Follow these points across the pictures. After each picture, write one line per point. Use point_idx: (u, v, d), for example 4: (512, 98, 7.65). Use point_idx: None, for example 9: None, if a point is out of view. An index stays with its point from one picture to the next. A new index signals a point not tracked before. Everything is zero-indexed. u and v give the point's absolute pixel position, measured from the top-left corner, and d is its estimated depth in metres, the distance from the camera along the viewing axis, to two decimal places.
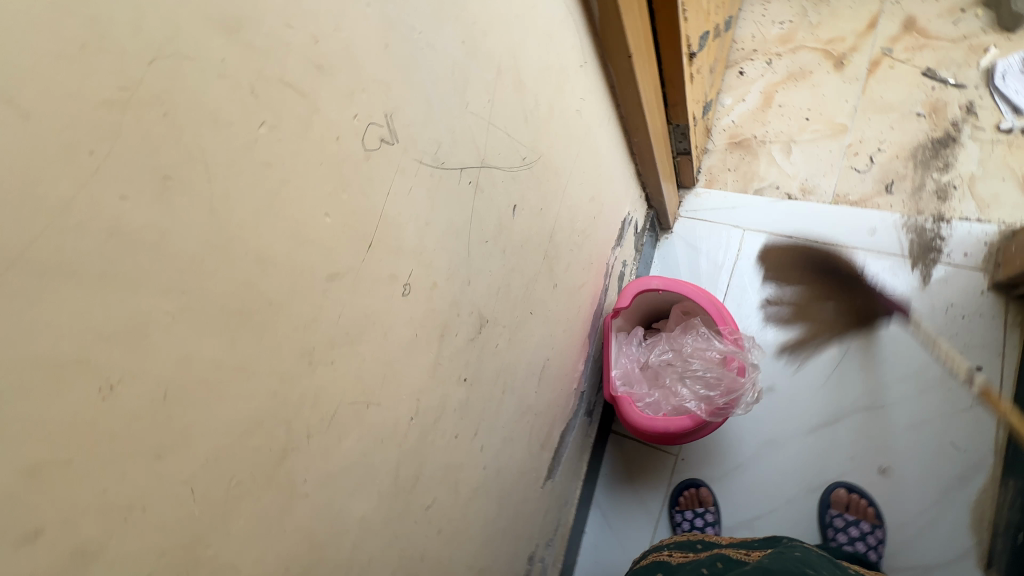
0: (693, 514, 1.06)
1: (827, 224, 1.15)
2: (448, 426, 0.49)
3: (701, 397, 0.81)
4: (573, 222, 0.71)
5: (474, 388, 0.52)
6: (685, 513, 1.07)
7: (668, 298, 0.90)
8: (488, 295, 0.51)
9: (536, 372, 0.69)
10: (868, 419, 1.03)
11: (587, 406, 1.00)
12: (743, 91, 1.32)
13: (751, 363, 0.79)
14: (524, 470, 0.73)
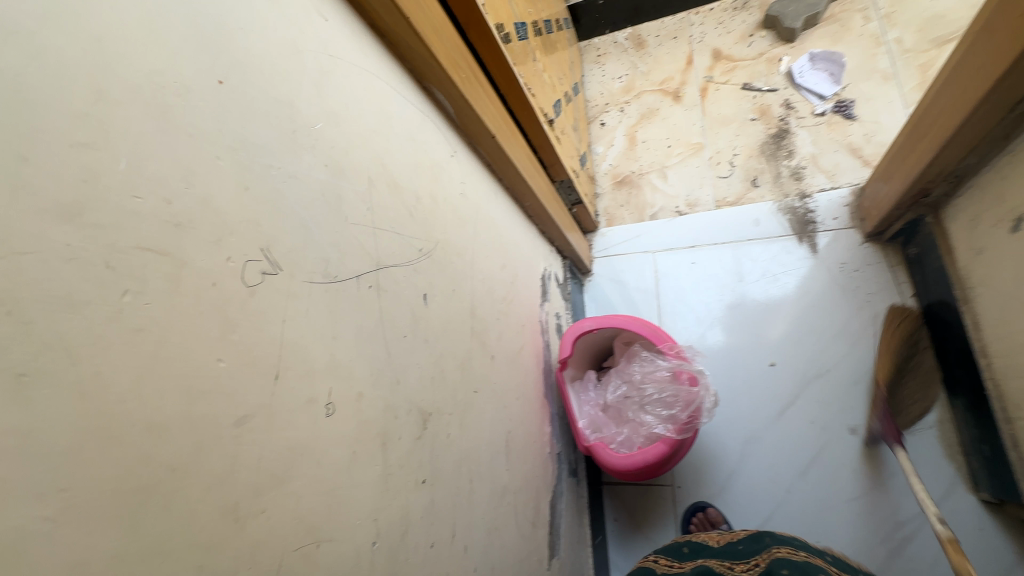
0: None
1: (718, 227, 1.27)
2: (420, 537, 0.46)
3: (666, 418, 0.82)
4: (491, 292, 0.73)
5: (437, 488, 0.50)
6: None
7: (606, 335, 0.93)
8: (423, 388, 0.51)
9: (500, 449, 0.67)
10: (821, 387, 1.08)
11: (569, 466, 0.98)
12: (609, 138, 1.50)
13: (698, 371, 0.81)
14: (521, 557, 0.69)
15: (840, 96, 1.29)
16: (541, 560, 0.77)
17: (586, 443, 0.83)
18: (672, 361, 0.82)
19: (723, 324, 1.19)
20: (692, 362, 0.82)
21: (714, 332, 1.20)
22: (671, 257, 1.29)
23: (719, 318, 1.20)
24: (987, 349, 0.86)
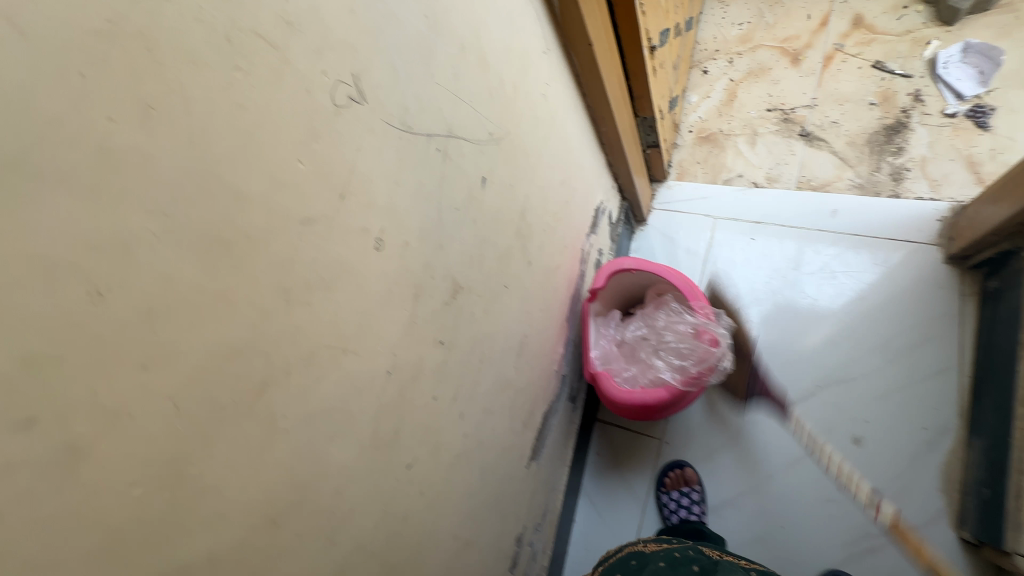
0: (680, 494, 1.08)
1: (791, 209, 1.22)
2: (428, 387, 0.51)
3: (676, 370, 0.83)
4: (545, 202, 0.74)
5: (452, 353, 0.55)
6: (671, 493, 1.09)
7: (642, 281, 0.93)
8: (461, 262, 0.54)
9: (514, 346, 0.71)
10: (839, 391, 1.07)
11: (570, 391, 1.03)
12: (707, 88, 1.40)
13: (722, 334, 0.80)
14: (506, 445, 0.75)
15: (981, 100, 1.15)
16: (523, 457, 0.83)
17: (593, 372, 0.86)
18: (700, 317, 0.83)
19: (762, 308, 1.17)
20: (719, 325, 0.83)
21: (749, 312, 1.18)
22: (731, 227, 1.25)
23: (759, 300, 1.18)
24: None
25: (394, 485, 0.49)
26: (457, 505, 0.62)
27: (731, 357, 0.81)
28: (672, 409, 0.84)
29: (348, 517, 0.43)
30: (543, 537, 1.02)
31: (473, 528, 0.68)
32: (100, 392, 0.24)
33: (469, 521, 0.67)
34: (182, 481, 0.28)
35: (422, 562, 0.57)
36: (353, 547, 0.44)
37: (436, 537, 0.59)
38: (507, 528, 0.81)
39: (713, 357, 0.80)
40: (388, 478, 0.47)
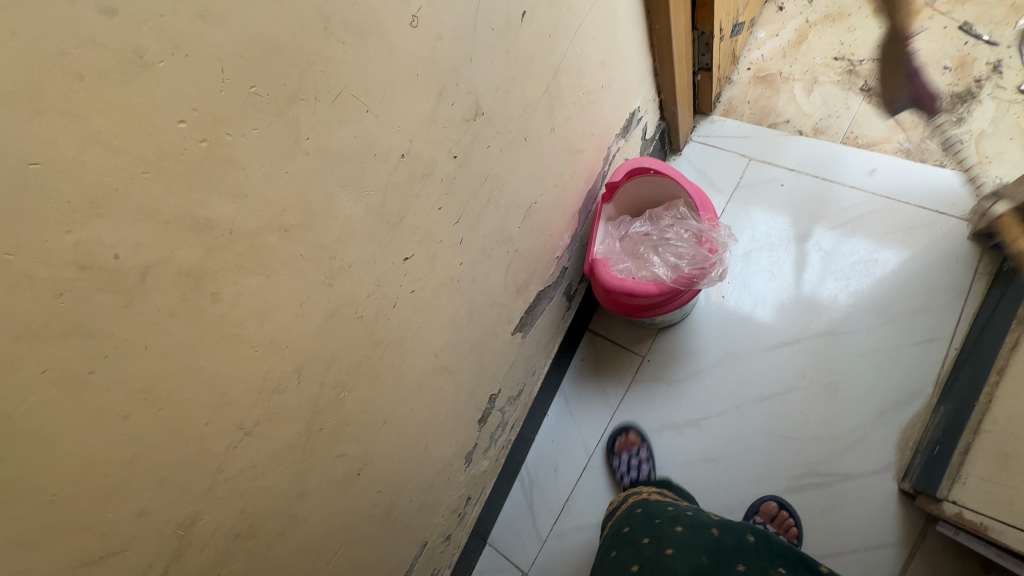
0: (630, 456, 1.11)
1: (830, 162, 1.19)
2: (434, 194, 0.56)
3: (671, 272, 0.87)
4: (580, 74, 0.76)
5: (462, 175, 0.59)
6: (622, 458, 1.12)
7: (659, 191, 0.95)
8: (486, 87, 0.57)
9: (521, 206, 0.76)
10: (825, 342, 1.09)
11: (567, 286, 1.07)
12: (778, 26, 1.35)
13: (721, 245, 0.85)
14: (497, 299, 0.81)
15: None
16: (510, 323, 0.89)
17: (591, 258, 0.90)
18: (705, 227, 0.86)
19: (773, 253, 1.18)
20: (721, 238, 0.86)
21: (759, 255, 1.19)
22: (765, 169, 1.24)
23: (773, 245, 1.19)
24: (1005, 367, 0.82)
25: (390, 268, 0.54)
26: (442, 326, 0.69)
27: (724, 269, 0.85)
28: (658, 309, 0.89)
29: (346, 271, 0.49)
30: (514, 413, 1.10)
31: (452, 360, 0.76)
32: (164, 18, 0.29)
33: (449, 349, 0.74)
34: (217, 141, 0.34)
35: (402, 359, 0.64)
36: (345, 302, 0.50)
37: (418, 343, 0.66)
38: (483, 381, 0.88)
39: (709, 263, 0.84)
40: (385, 258, 0.53)
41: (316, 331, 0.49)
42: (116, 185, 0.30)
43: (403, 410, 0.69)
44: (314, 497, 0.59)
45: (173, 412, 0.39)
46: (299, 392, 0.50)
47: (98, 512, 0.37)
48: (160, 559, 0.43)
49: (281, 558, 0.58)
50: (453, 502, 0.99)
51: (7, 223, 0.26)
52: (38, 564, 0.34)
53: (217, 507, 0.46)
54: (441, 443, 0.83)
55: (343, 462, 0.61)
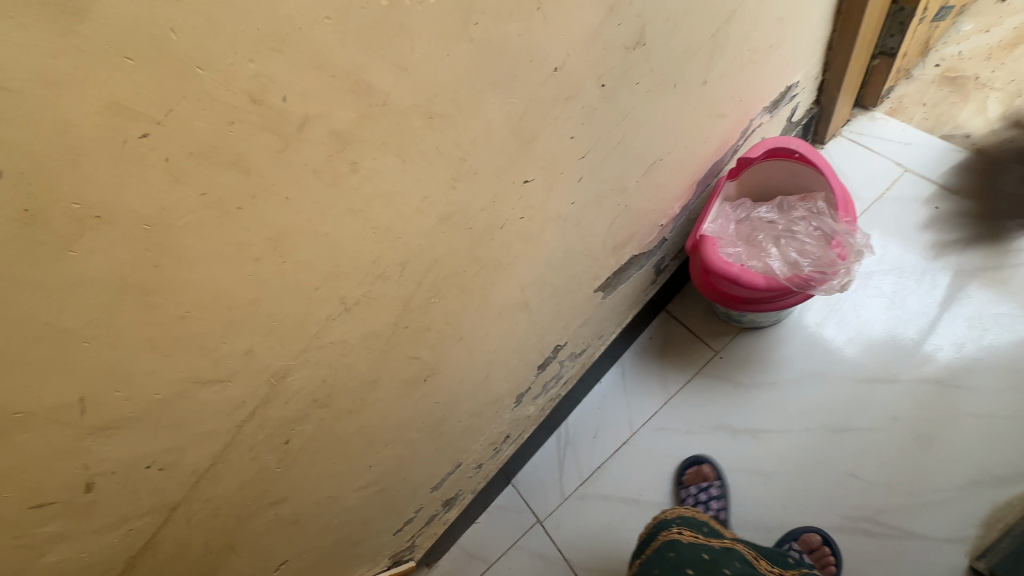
0: (699, 490, 1.03)
1: (1003, 196, 1.03)
2: (571, 120, 0.53)
3: (788, 267, 0.80)
4: (755, 25, 0.67)
5: (604, 107, 0.55)
6: (690, 488, 1.04)
7: (796, 178, 0.86)
8: (658, 15, 0.52)
9: (647, 159, 0.70)
10: (932, 391, 0.98)
11: (661, 258, 1.01)
12: (992, 21, 1.13)
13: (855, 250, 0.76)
14: (592, 251, 0.78)
15: None
16: (596, 279, 0.86)
17: (701, 232, 0.84)
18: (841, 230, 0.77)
19: (899, 280, 1.05)
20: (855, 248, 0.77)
21: (882, 279, 1.06)
22: (919, 186, 1.08)
23: (902, 271, 1.05)
24: None
25: (508, 188, 0.53)
26: (534, 263, 0.67)
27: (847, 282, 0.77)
28: (760, 305, 0.82)
29: (470, 177, 0.48)
30: (571, 371, 1.08)
31: (534, 299, 0.74)
32: None
33: (533, 288, 0.72)
34: (397, 6, 0.33)
35: (492, 284, 0.63)
36: (461, 209, 0.50)
37: (508, 274, 0.64)
38: (554, 330, 0.87)
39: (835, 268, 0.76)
40: (508, 175, 0.51)
41: (429, 231, 0.48)
42: (301, 24, 0.29)
43: (478, 334, 0.69)
44: (382, 388, 0.61)
45: (294, 270, 0.40)
46: (398, 286, 0.51)
47: (215, 340, 0.39)
48: (252, 400, 0.46)
49: (343, 434, 0.61)
50: (493, 435, 1.01)
51: (205, 35, 0.27)
52: (161, 369, 0.38)
53: (306, 370, 0.49)
54: (499, 377, 0.84)
55: (414, 365, 0.63)
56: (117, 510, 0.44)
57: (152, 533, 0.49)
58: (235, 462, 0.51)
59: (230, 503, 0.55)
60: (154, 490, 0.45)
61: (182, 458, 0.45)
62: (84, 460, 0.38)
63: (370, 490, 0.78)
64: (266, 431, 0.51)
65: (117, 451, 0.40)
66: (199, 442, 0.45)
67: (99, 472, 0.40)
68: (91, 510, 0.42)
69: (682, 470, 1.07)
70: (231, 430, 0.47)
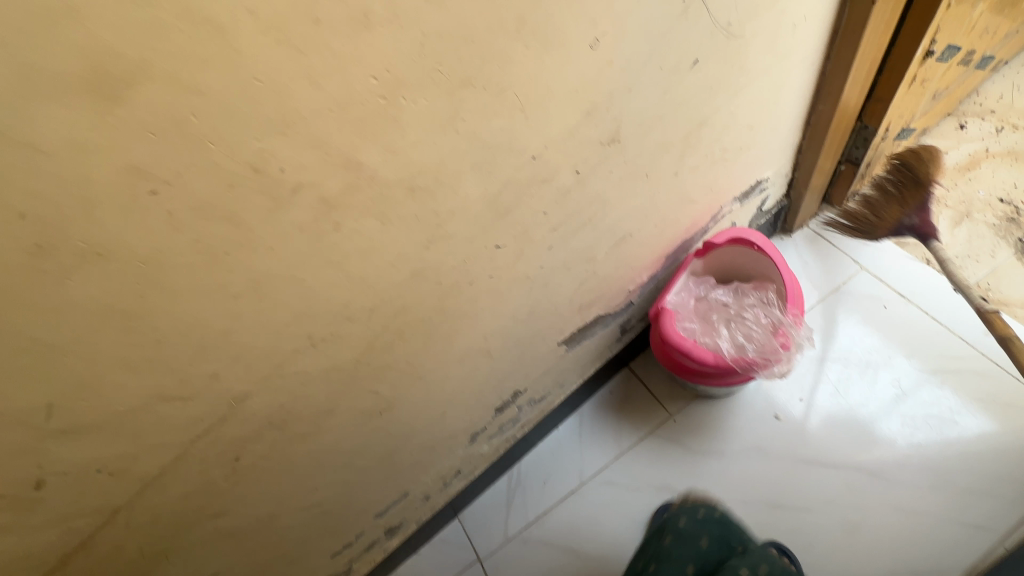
0: None
1: (944, 305, 1.12)
2: (545, 198, 0.58)
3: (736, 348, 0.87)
4: (726, 129, 0.74)
5: (578, 190, 0.61)
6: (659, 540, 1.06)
7: (752, 266, 0.93)
8: (633, 118, 0.58)
9: (617, 234, 0.76)
10: (865, 481, 1.03)
11: (627, 320, 1.06)
12: (951, 144, 1.24)
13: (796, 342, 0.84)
14: (559, 309, 0.83)
15: None
16: (561, 334, 0.90)
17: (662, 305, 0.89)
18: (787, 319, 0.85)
19: (845, 370, 1.12)
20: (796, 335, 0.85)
21: (830, 366, 1.13)
22: (872, 285, 1.17)
23: (848, 361, 1.12)
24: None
25: (480, 251, 0.58)
26: (501, 315, 0.72)
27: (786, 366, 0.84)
28: (706, 380, 0.88)
29: (445, 240, 0.53)
30: (529, 415, 1.12)
31: (497, 347, 0.79)
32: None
33: (497, 338, 0.76)
34: (392, 103, 0.38)
35: (457, 331, 0.67)
36: (433, 265, 0.54)
37: (474, 323, 0.69)
38: (515, 376, 0.91)
39: (776, 356, 0.83)
40: (481, 240, 0.56)
41: (400, 282, 0.53)
42: (305, 114, 0.34)
43: (439, 375, 0.73)
44: (338, 417, 0.64)
45: (268, 308, 0.44)
46: (365, 327, 0.55)
47: (185, 362, 0.43)
48: (210, 419, 0.49)
49: (294, 456, 0.64)
50: (445, 469, 1.03)
51: (221, 119, 0.31)
52: (129, 384, 0.41)
53: (265, 394, 0.52)
54: (456, 415, 0.87)
55: (373, 397, 0.66)
56: (61, 507, 0.46)
57: (90, 532, 0.51)
58: (184, 473, 0.53)
59: (172, 511, 0.56)
60: (100, 492, 0.47)
61: (133, 465, 0.48)
62: (40, 460, 0.41)
63: (314, 510, 0.79)
64: (219, 447, 0.53)
65: (73, 453, 0.42)
66: (152, 452, 0.48)
67: (51, 472, 0.42)
68: (37, 506, 0.44)
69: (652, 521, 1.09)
70: (185, 443, 0.50)
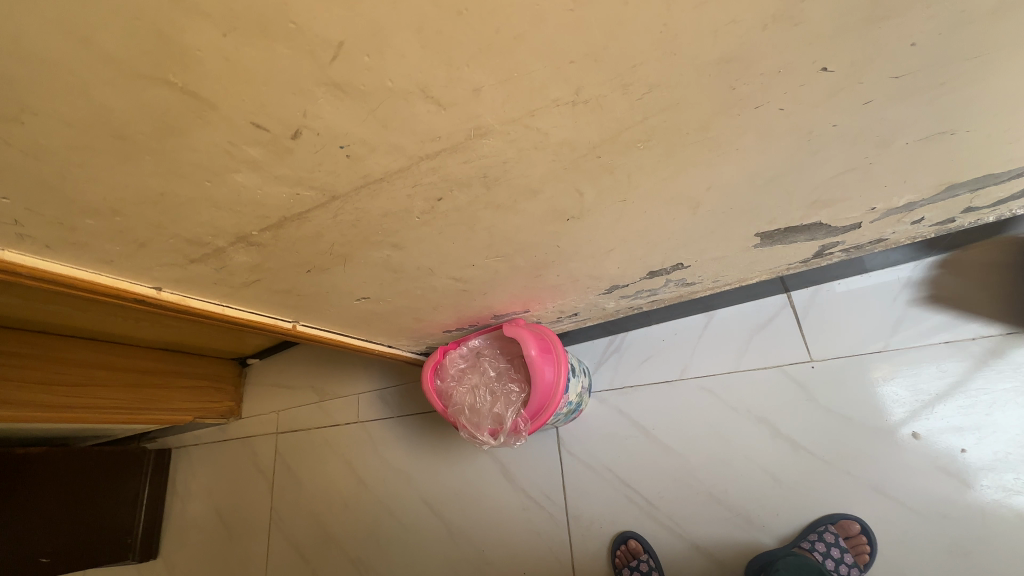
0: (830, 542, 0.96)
1: None
2: (933, 20, 0.40)
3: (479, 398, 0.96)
4: None
5: (977, 28, 0.42)
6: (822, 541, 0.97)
7: (547, 349, 0.92)
8: None
9: (941, 125, 0.57)
10: (1006, 520, 0.89)
11: (831, 243, 0.90)
12: None
13: (505, 433, 0.92)
14: (793, 194, 0.68)
15: None
16: (767, 225, 0.78)
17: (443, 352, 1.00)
18: (507, 419, 0.92)
19: None
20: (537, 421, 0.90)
21: None
22: None
23: None
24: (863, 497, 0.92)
25: (799, 67, 0.44)
26: (740, 170, 0.60)
27: (536, 427, 0.90)
28: (477, 395, 0.97)
29: (787, 27, 0.39)
30: (667, 293, 1.05)
31: (706, 205, 0.68)
32: None
33: (712, 196, 0.66)
34: None
35: (693, 163, 0.57)
36: (745, 59, 0.42)
37: (712, 164, 0.58)
38: (691, 247, 0.82)
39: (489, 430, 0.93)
40: (816, 49, 0.42)
41: (700, 66, 0.42)
42: None
43: (639, 207, 0.65)
44: (536, 203, 0.60)
45: (570, 25, 0.36)
46: (628, 108, 0.46)
47: (464, 59, 0.37)
48: (445, 142, 0.46)
49: (479, 223, 0.62)
50: (567, 306, 1.03)
51: None
52: (409, 58, 0.36)
53: (500, 141, 0.47)
54: (616, 260, 0.82)
55: (573, 199, 0.60)
56: (299, 170, 0.47)
57: (308, 208, 0.53)
58: (396, 189, 0.52)
59: (368, 222, 0.58)
60: (331, 172, 0.48)
61: (367, 156, 0.46)
62: (305, 107, 0.39)
63: (457, 285, 0.82)
64: (434, 178, 0.51)
65: (332, 115, 0.41)
66: (386, 152, 0.46)
67: (308, 126, 0.41)
68: (286, 157, 0.45)
69: (823, 520, 0.99)
70: (413, 157, 0.47)
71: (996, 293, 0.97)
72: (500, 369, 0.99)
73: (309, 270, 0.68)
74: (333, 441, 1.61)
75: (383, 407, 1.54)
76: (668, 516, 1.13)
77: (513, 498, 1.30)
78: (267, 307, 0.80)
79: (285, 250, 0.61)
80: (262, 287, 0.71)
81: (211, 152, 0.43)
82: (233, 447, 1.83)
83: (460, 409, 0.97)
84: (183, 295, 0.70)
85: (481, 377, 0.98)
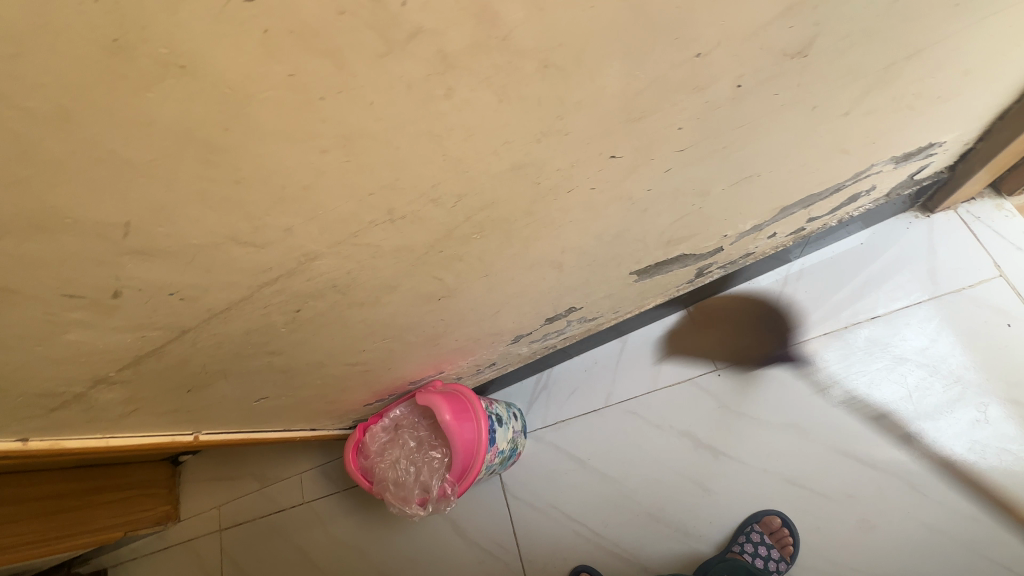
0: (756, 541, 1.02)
1: None
2: (685, 111, 0.47)
3: (403, 471, 0.97)
4: (929, 73, 0.57)
5: (727, 109, 0.49)
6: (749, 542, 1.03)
7: (460, 411, 0.93)
8: (836, 33, 0.43)
9: (744, 172, 0.64)
10: (898, 489, 0.98)
11: (706, 264, 0.98)
12: None
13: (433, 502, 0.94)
14: (645, 239, 0.75)
15: None
16: (636, 264, 0.84)
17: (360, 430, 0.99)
18: (432, 488, 0.94)
19: (927, 377, 1.01)
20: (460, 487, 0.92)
21: (911, 369, 1.02)
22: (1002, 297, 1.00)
23: (935, 370, 1.01)
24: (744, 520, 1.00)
25: (589, 159, 0.49)
26: (584, 233, 0.65)
27: (460, 492, 0.92)
28: (400, 468, 0.97)
29: (560, 136, 0.44)
30: (574, 331, 1.10)
31: (569, 262, 0.73)
32: None
33: (570, 254, 0.70)
34: None
35: (537, 237, 0.61)
36: (536, 163, 0.47)
37: (554, 235, 0.63)
38: (576, 292, 0.87)
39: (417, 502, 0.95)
40: (596, 145, 0.47)
41: (497, 174, 0.46)
42: None
43: (505, 276, 0.69)
44: (399, 294, 0.62)
45: (353, 170, 0.39)
46: (446, 213, 0.49)
47: (262, 211, 0.40)
48: (278, 270, 0.48)
49: (351, 318, 0.64)
50: (481, 359, 1.05)
51: None
52: (205, 221, 0.38)
53: (334, 258, 0.49)
54: (508, 317, 0.86)
55: (436, 283, 0.63)
56: (136, 318, 0.47)
57: (160, 343, 0.53)
58: (248, 312, 0.53)
59: (233, 341, 0.59)
60: (170, 313, 0.48)
61: (203, 295, 0.48)
62: (115, 273, 0.40)
63: (357, 367, 0.82)
64: (283, 296, 0.53)
65: (149, 274, 0.42)
66: (221, 288, 0.47)
67: (127, 286, 0.42)
68: (116, 312, 0.45)
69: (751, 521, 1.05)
70: (252, 286, 0.49)
71: (856, 284, 1.09)
72: (420, 438, 0.99)
73: (189, 390, 0.67)
74: (280, 527, 1.54)
75: (327, 483, 1.50)
76: (615, 543, 1.15)
77: (467, 554, 1.29)
78: (159, 426, 0.77)
79: (153, 380, 0.60)
80: (143, 412, 0.69)
81: (30, 324, 0.42)
82: (175, 553, 1.71)
83: (387, 485, 0.97)
84: (56, 439, 0.67)
85: (402, 450, 0.98)
